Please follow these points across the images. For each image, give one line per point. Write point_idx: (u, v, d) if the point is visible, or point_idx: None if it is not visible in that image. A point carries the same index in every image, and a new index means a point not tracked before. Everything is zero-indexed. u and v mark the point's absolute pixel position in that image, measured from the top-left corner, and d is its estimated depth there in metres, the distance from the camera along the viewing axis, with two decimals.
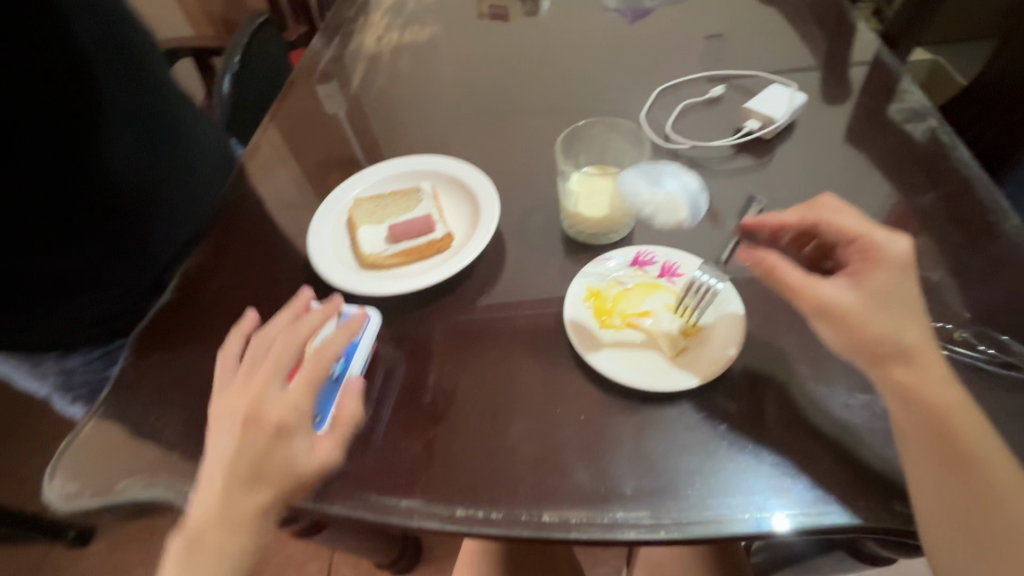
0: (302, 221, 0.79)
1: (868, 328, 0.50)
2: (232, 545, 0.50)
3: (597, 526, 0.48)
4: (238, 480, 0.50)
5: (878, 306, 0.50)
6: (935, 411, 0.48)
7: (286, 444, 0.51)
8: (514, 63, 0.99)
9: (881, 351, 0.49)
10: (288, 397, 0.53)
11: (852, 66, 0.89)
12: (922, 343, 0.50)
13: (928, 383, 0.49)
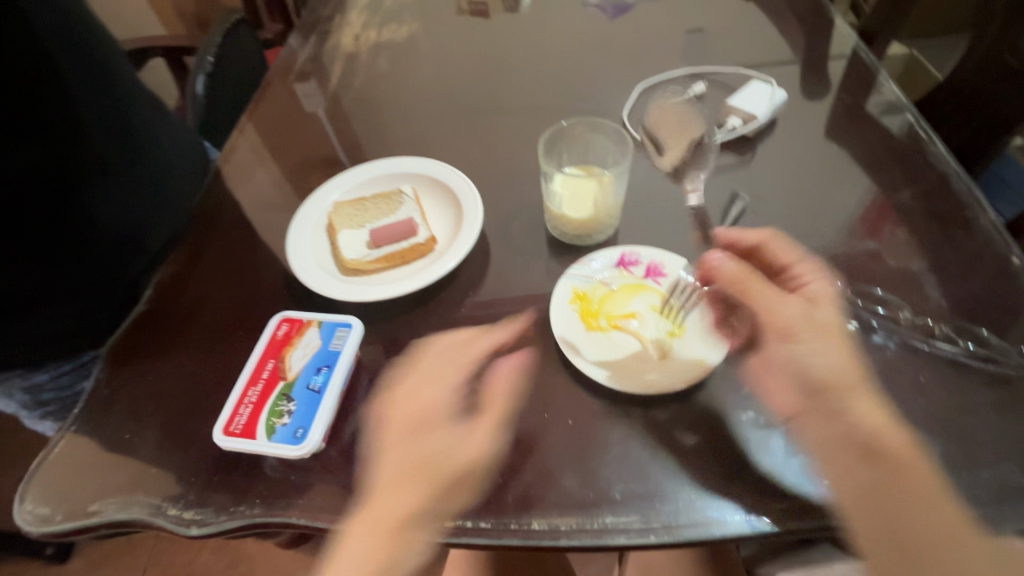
0: (281, 226, 0.77)
1: (814, 358, 0.54)
2: (386, 550, 0.49)
3: (586, 532, 0.47)
4: (402, 479, 0.51)
5: (801, 338, 0.55)
6: (868, 437, 0.50)
7: (431, 440, 0.54)
8: (494, 61, 0.98)
9: (835, 384, 0.53)
10: (433, 396, 0.56)
11: (831, 61, 0.89)
12: (853, 376, 0.53)
13: (883, 426, 0.50)
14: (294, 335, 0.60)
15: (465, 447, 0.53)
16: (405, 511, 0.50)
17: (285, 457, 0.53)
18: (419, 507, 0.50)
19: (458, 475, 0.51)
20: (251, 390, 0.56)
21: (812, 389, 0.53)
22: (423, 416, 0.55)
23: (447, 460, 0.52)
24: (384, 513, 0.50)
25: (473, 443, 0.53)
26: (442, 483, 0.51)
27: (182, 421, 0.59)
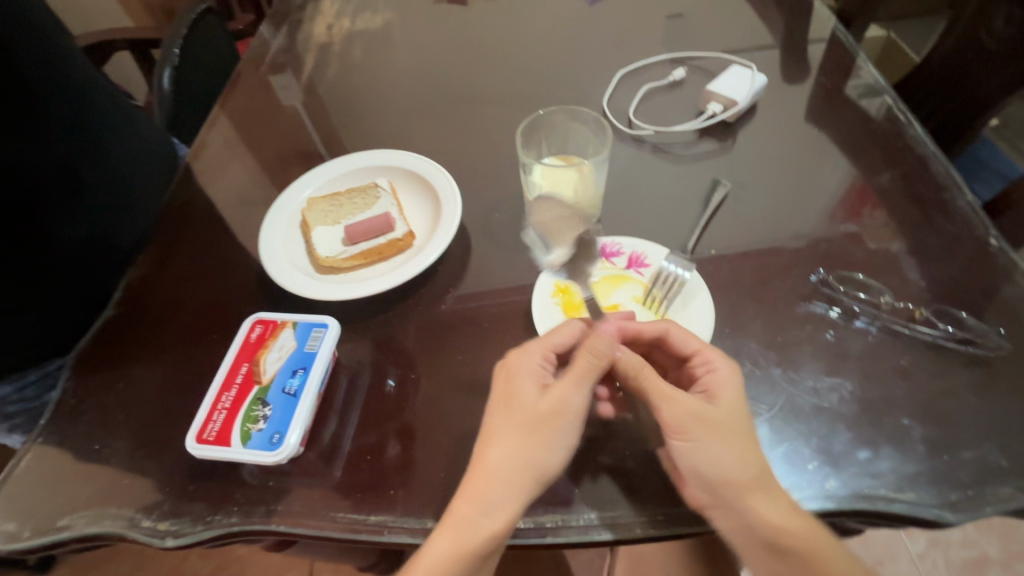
0: (254, 224, 0.74)
1: (703, 462, 0.46)
2: (483, 516, 0.45)
3: (572, 529, 0.47)
4: (494, 437, 0.49)
5: (689, 438, 0.48)
6: (772, 537, 0.46)
7: (526, 394, 0.50)
8: (471, 49, 0.96)
9: (724, 487, 0.46)
10: (525, 354, 0.52)
11: (811, 44, 0.89)
12: (751, 477, 0.46)
13: (785, 518, 0.45)
14: (268, 337, 0.58)
15: (556, 402, 0.49)
16: (492, 468, 0.47)
17: (262, 463, 0.51)
18: (508, 465, 0.47)
19: (549, 431, 0.49)
20: (225, 395, 0.55)
21: (707, 491, 0.46)
22: (517, 370, 0.51)
23: (541, 417, 0.49)
24: (478, 472, 0.47)
25: (564, 397, 0.50)
26: (533, 439, 0.48)
27: (155, 428, 0.57)
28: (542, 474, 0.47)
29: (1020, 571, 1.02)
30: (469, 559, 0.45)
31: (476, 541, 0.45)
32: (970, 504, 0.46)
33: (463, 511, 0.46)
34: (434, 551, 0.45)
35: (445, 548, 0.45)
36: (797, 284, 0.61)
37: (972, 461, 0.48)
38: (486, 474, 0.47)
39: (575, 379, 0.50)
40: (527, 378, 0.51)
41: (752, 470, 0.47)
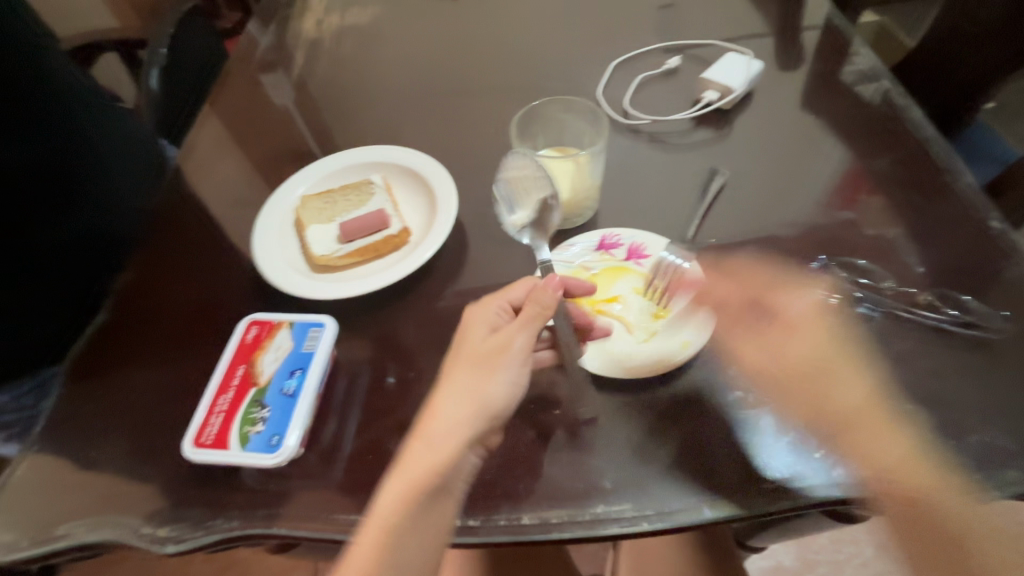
0: (246, 223, 0.73)
1: (831, 389, 0.51)
2: (424, 461, 0.47)
3: (578, 524, 0.46)
4: (446, 375, 0.51)
5: (838, 372, 0.52)
6: (896, 468, 0.47)
7: (478, 335, 0.52)
8: (463, 42, 0.95)
9: (846, 417, 0.50)
10: (478, 306, 0.54)
11: (805, 30, 0.88)
12: (862, 400, 0.51)
13: (881, 449, 0.47)
14: (264, 337, 0.57)
15: (499, 344, 0.51)
16: (439, 403, 0.49)
17: (262, 466, 0.51)
18: (451, 404, 0.48)
19: (490, 372, 0.50)
20: (222, 398, 0.54)
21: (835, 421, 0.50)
22: (473, 316, 0.53)
23: (489, 353, 0.50)
24: (431, 410, 0.49)
25: (508, 339, 0.51)
26: (480, 374, 0.50)
27: (151, 434, 0.56)
28: (484, 411, 0.48)
29: None
30: (418, 496, 0.45)
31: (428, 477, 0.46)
32: (977, 487, 0.46)
33: (415, 449, 0.47)
34: (389, 493, 0.46)
35: (398, 489, 0.46)
36: (797, 271, 0.61)
37: (979, 444, 0.48)
38: (436, 411, 0.48)
39: (523, 321, 0.51)
40: (480, 322, 0.53)
41: (866, 394, 0.51)
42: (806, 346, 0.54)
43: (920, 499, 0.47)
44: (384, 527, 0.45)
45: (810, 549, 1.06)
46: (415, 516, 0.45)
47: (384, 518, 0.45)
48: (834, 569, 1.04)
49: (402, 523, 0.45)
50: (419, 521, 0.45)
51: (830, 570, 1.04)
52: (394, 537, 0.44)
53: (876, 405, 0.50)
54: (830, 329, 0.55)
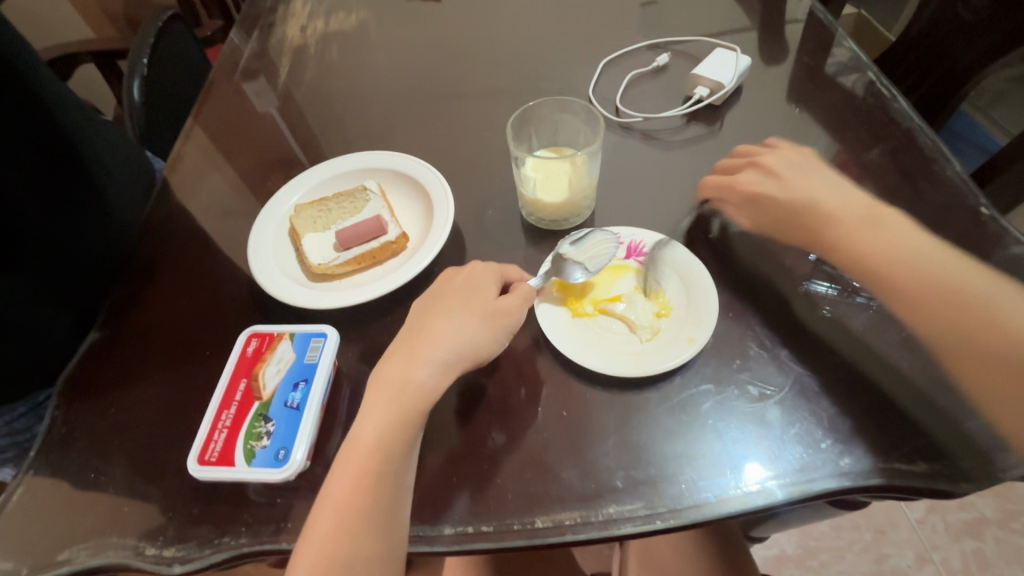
0: (239, 234, 0.72)
1: (809, 198, 0.62)
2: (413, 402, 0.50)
3: (592, 525, 0.46)
4: (440, 315, 0.55)
5: (803, 186, 0.63)
6: (870, 242, 0.58)
7: (487, 291, 0.57)
8: (448, 45, 0.94)
9: (815, 216, 0.61)
10: (482, 268, 0.59)
11: (788, 24, 0.88)
12: (831, 201, 0.62)
13: (859, 227, 0.59)
14: (265, 350, 0.56)
15: (497, 306, 0.55)
16: (436, 353, 0.52)
17: (269, 481, 0.50)
18: (444, 352, 0.52)
19: (486, 329, 0.54)
20: (225, 412, 0.53)
21: (813, 223, 0.61)
22: (477, 269, 0.59)
23: (496, 310, 0.55)
24: (417, 344, 0.53)
25: (507, 305, 0.55)
26: (486, 325, 0.54)
27: (151, 453, 0.55)
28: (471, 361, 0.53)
29: (1015, 529, 1.04)
30: (410, 423, 0.50)
31: (416, 405, 0.50)
32: (983, 472, 0.46)
33: (403, 376, 0.51)
34: (376, 421, 0.50)
35: (385, 415, 0.50)
36: (795, 263, 0.61)
37: (981, 429, 0.48)
38: (434, 344, 0.53)
39: (523, 294, 0.57)
40: (484, 279, 0.58)
41: (849, 216, 0.60)
42: (778, 194, 0.63)
43: (915, 269, 0.56)
44: (378, 454, 0.48)
45: (812, 536, 1.07)
46: (406, 442, 0.49)
47: (366, 467, 0.48)
48: (837, 556, 1.05)
49: (396, 448, 0.49)
50: (408, 451, 0.49)
51: (833, 557, 1.04)
52: (390, 462, 0.48)
53: (861, 223, 0.60)
54: (792, 180, 0.64)
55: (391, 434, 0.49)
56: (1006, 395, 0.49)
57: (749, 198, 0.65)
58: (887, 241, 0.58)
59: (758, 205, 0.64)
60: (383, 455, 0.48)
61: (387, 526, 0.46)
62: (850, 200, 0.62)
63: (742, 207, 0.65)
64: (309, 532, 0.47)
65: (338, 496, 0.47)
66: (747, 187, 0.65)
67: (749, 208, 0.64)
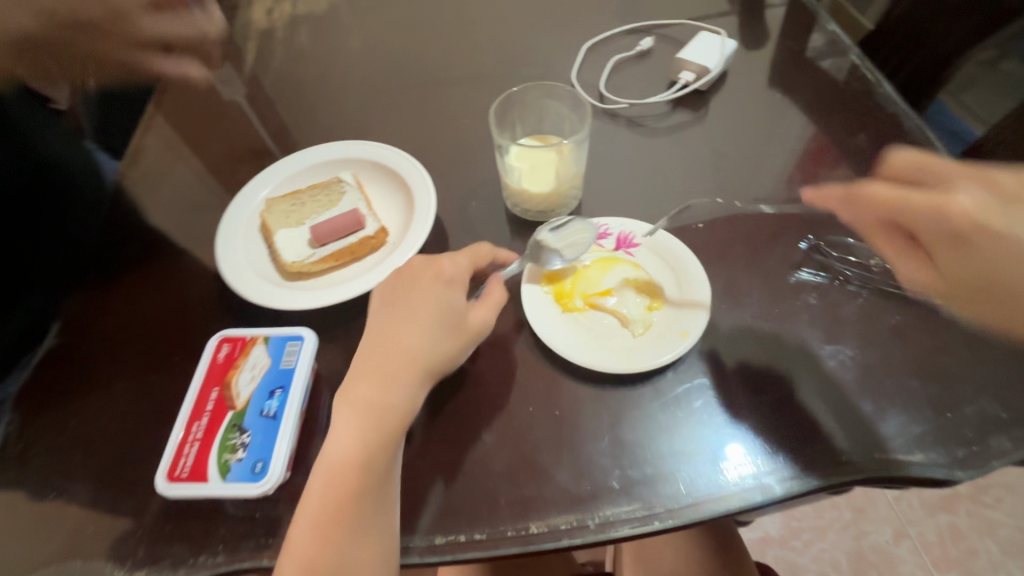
0: (206, 231, 0.68)
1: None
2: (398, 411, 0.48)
3: (588, 529, 0.44)
4: (404, 324, 0.51)
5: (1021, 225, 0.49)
6: None
7: (455, 301, 0.53)
8: (424, 29, 0.90)
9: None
10: (451, 262, 0.55)
11: (770, 6, 0.87)
12: None
13: None
14: (237, 356, 0.53)
15: (470, 319, 0.53)
16: (416, 357, 0.49)
17: (246, 496, 0.47)
18: (417, 360, 0.49)
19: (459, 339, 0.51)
20: (195, 424, 0.49)
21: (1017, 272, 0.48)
22: (446, 271, 0.54)
23: (468, 323, 0.52)
24: (387, 357, 0.50)
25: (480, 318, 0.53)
26: (459, 335, 0.51)
27: (116, 468, 0.51)
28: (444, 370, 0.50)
29: (987, 503, 1.07)
30: (388, 440, 0.47)
31: (394, 422, 0.47)
32: (977, 459, 0.46)
33: (378, 396, 0.48)
34: (354, 437, 0.46)
35: (361, 434, 0.46)
36: (787, 252, 0.60)
37: (976, 415, 0.48)
38: (409, 361, 0.49)
39: (493, 306, 0.54)
40: (455, 283, 0.54)
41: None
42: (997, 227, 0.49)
43: None
44: (359, 470, 0.45)
45: (794, 517, 1.08)
46: (388, 458, 0.46)
47: (350, 476, 0.45)
48: (819, 535, 1.06)
49: (377, 465, 0.45)
50: (390, 466, 0.46)
51: (815, 536, 1.06)
52: (371, 478, 0.45)
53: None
54: (1008, 217, 0.50)
55: (375, 440, 0.46)
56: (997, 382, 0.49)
57: (956, 239, 0.50)
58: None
59: (968, 244, 0.50)
60: (368, 464, 0.45)
61: (372, 542, 0.43)
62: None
63: (930, 247, 0.52)
64: (290, 546, 0.44)
65: (317, 510, 0.44)
66: (956, 217, 0.50)
67: (939, 249, 0.51)
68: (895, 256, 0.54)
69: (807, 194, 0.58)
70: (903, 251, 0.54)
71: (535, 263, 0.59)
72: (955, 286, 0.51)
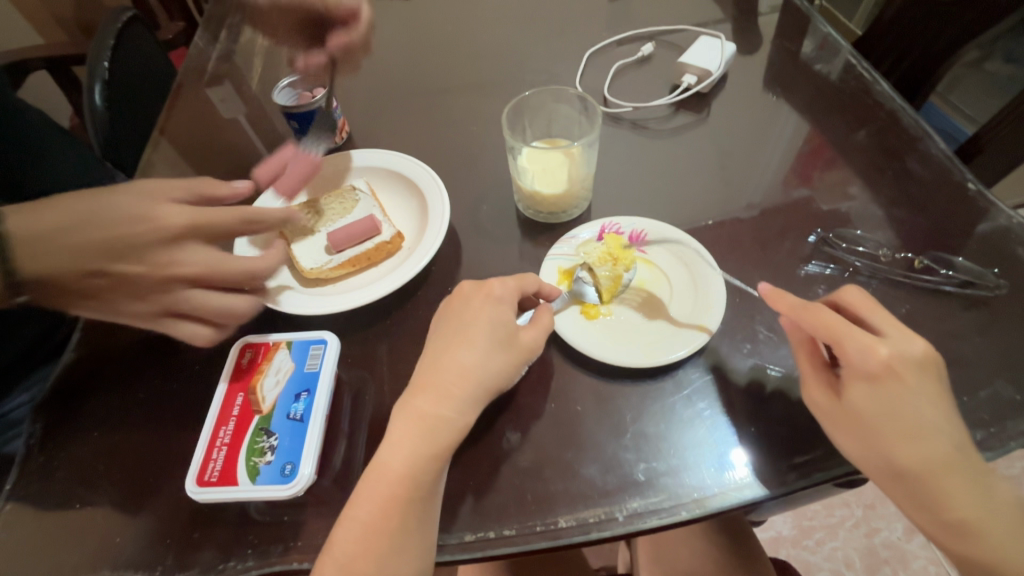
0: (259, 266, 0.58)
1: (913, 400, 0.43)
2: (427, 415, 0.47)
3: (617, 522, 0.44)
4: (448, 342, 0.50)
5: (919, 384, 0.44)
6: (934, 474, 0.43)
7: (506, 321, 0.51)
8: (426, 41, 0.92)
9: (915, 420, 0.43)
10: (500, 284, 0.53)
11: (763, 12, 0.89)
12: (940, 417, 0.44)
13: (938, 460, 0.43)
14: (260, 361, 0.54)
15: (516, 341, 0.50)
16: (445, 362, 0.49)
17: (274, 499, 0.47)
18: (449, 370, 0.48)
19: (501, 355, 0.49)
20: (222, 429, 0.50)
21: (907, 427, 0.43)
22: (494, 291, 0.52)
23: (516, 340, 0.50)
24: (435, 372, 0.48)
25: (528, 338, 0.51)
26: (507, 354, 0.50)
27: (144, 475, 0.51)
28: (482, 384, 0.48)
29: None
30: (438, 456, 0.46)
31: (446, 439, 0.46)
32: (994, 440, 0.47)
33: (432, 410, 0.47)
34: (406, 448, 0.45)
35: (415, 445, 0.46)
36: (796, 246, 0.62)
37: (991, 398, 0.49)
38: (460, 377, 0.48)
39: (542, 326, 0.52)
40: (504, 302, 0.52)
41: (942, 449, 0.43)
42: (902, 385, 0.44)
43: (924, 505, 0.44)
44: (408, 483, 0.44)
45: (804, 516, 1.07)
46: (433, 472, 0.45)
47: (377, 476, 0.45)
48: (830, 533, 1.05)
49: (423, 476, 0.45)
50: (436, 481, 0.45)
51: (826, 535, 1.05)
52: (419, 491, 0.44)
53: (956, 468, 0.43)
54: (922, 378, 0.44)
55: (403, 441, 0.46)
56: (1011, 366, 0.50)
57: (870, 377, 0.44)
58: (970, 503, 0.43)
59: (880, 384, 0.44)
60: (395, 463, 0.45)
61: (409, 550, 0.43)
62: (959, 430, 0.44)
63: (845, 378, 0.46)
64: (321, 551, 0.44)
65: (363, 518, 0.44)
66: (876, 360, 0.44)
67: (851, 382, 0.45)
68: (810, 370, 0.48)
69: (763, 289, 0.51)
70: (817, 372, 0.47)
71: (572, 297, 0.58)
72: (846, 424, 0.45)
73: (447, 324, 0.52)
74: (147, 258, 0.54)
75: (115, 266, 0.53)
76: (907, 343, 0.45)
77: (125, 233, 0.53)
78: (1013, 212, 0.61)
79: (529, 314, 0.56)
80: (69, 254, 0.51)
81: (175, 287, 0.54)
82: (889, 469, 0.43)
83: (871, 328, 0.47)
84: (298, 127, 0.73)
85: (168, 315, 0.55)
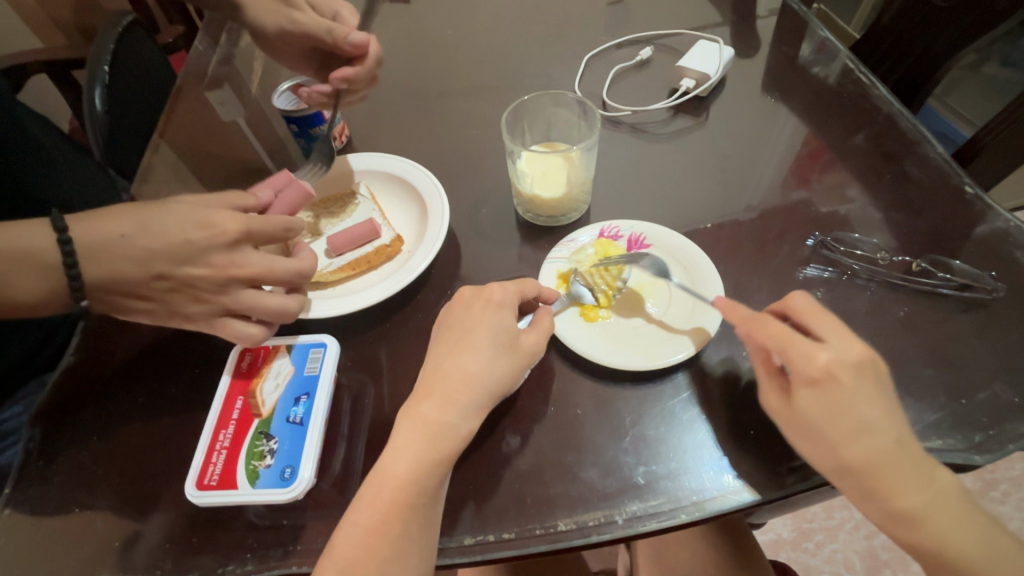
0: (307, 266, 0.56)
1: (855, 405, 0.43)
2: (426, 420, 0.47)
3: (615, 525, 0.44)
4: (450, 348, 0.50)
5: (860, 389, 0.44)
6: (880, 474, 0.43)
7: (507, 324, 0.51)
8: (426, 45, 0.92)
9: (858, 424, 0.43)
10: (499, 288, 0.53)
11: (761, 16, 0.89)
12: (885, 420, 0.44)
13: (886, 461, 0.43)
14: (260, 365, 0.54)
15: (516, 344, 0.50)
16: (444, 367, 0.49)
17: (275, 503, 0.47)
18: (449, 373, 0.49)
19: (500, 359, 0.49)
20: (223, 433, 0.50)
21: (852, 432, 0.43)
22: (495, 295, 0.52)
23: (516, 343, 0.50)
24: (436, 377, 0.49)
25: (529, 341, 0.51)
26: (510, 359, 0.50)
27: (145, 480, 0.51)
28: (482, 388, 0.48)
29: None
30: (442, 462, 0.46)
31: (449, 444, 0.46)
32: (993, 442, 0.47)
33: (433, 415, 0.47)
34: (409, 454, 0.45)
35: (417, 450, 0.46)
36: (794, 249, 0.62)
37: (989, 401, 0.49)
38: (464, 384, 0.48)
39: (543, 329, 0.53)
40: (505, 307, 0.52)
41: (886, 448, 0.43)
42: (844, 390, 0.43)
43: (870, 501, 0.44)
44: (411, 488, 0.44)
45: (804, 518, 1.07)
46: (435, 476, 0.45)
47: (376, 480, 0.45)
48: (830, 536, 1.05)
49: (425, 481, 0.45)
50: (439, 486, 0.45)
51: (827, 537, 1.05)
52: (419, 495, 0.44)
53: (903, 465, 0.43)
54: (864, 382, 0.44)
55: (399, 446, 0.46)
56: (1010, 369, 0.51)
57: (814, 383, 0.44)
58: (913, 495, 0.43)
59: (824, 390, 0.44)
60: (394, 467, 0.45)
61: (408, 555, 0.43)
62: (903, 426, 0.44)
63: (791, 383, 0.45)
64: (321, 556, 0.44)
65: (365, 523, 0.44)
66: (816, 366, 0.44)
67: (797, 388, 0.45)
68: (761, 376, 0.48)
69: (717, 302, 0.51)
70: (768, 377, 0.47)
71: (572, 298, 0.58)
72: (797, 428, 0.45)
73: (445, 330, 0.52)
74: (207, 260, 0.51)
75: (177, 270, 0.51)
76: (848, 347, 0.45)
77: (184, 234, 0.51)
78: (1011, 215, 0.61)
79: (529, 317, 0.56)
80: (132, 258, 0.50)
81: (232, 287, 0.53)
82: (836, 468, 0.44)
83: (813, 332, 0.47)
84: (298, 131, 0.73)
85: (226, 313, 0.53)
